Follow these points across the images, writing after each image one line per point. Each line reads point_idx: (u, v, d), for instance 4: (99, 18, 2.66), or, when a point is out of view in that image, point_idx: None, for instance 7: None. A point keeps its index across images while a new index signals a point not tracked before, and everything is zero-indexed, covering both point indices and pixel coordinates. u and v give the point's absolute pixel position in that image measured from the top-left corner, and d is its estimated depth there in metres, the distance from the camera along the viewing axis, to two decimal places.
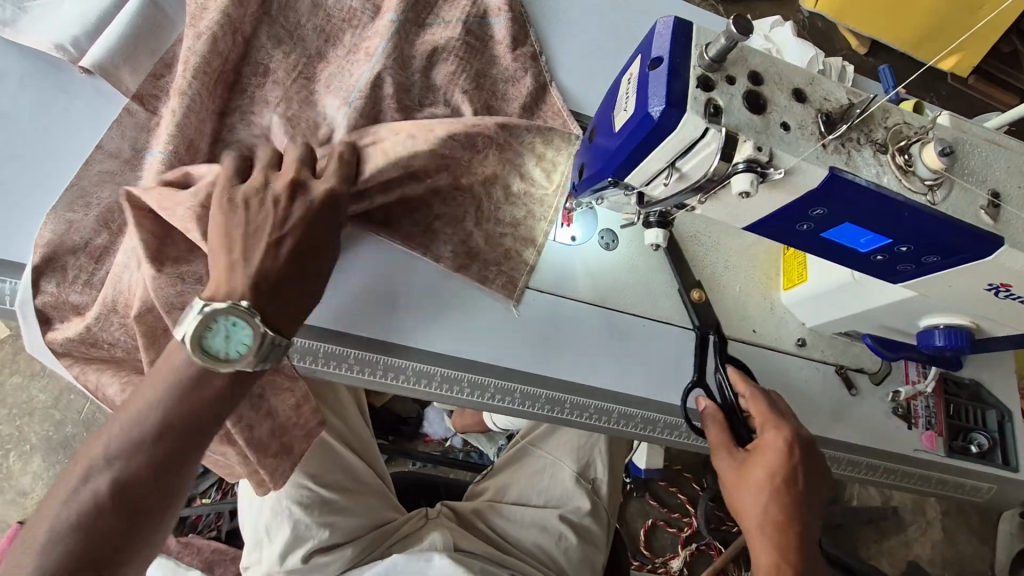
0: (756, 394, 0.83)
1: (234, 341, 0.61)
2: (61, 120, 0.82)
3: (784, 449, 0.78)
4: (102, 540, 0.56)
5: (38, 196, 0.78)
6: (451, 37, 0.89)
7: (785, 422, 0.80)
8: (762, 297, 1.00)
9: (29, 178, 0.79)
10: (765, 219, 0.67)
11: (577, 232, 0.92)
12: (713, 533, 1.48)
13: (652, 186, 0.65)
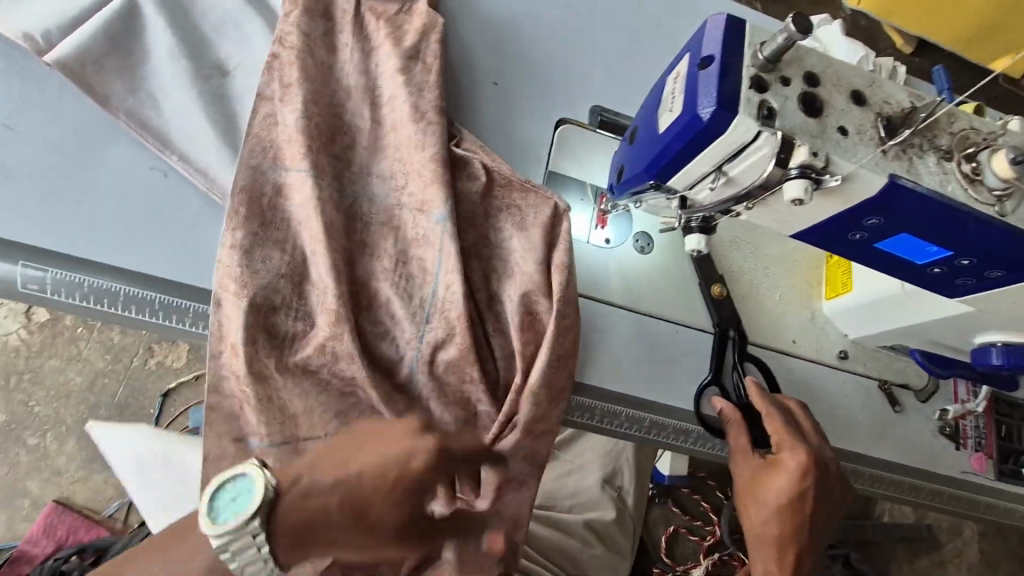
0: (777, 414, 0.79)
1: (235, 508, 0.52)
2: (31, 116, 0.73)
3: (799, 476, 0.76)
4: None
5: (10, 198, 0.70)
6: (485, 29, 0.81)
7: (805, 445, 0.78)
8: (803, 307, 0.96)
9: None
10: (815, 227, 0.64)
11: (611, 234, 0.90)
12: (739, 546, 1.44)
13: (696, 190, 0.62)
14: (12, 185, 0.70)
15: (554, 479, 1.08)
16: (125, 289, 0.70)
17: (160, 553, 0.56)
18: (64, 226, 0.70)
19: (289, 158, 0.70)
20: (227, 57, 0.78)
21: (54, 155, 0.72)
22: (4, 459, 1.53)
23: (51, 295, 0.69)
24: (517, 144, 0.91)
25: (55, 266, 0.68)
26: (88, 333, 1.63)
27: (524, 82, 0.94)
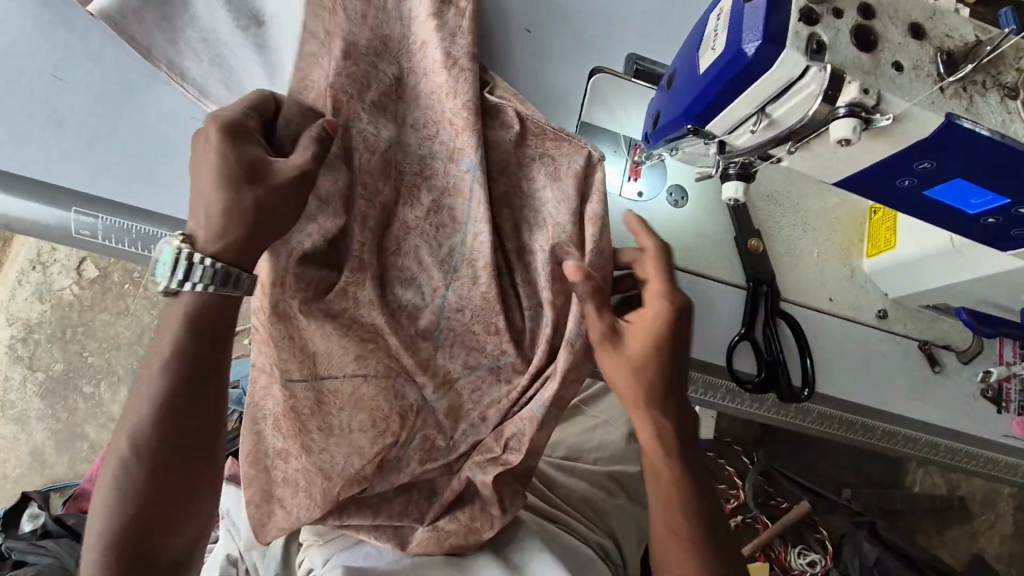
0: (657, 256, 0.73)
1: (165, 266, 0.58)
2: (71, 67, 0.75)
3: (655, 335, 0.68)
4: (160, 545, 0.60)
5: (56, 147, 0.72)
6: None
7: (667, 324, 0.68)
8: (842, 264, 0.93)
9: (42, 128, 0.72)
10: (861, 173, 0.61)
11: (644, 188, 0.89)
12: (761, 508, 1.46)
13: (736, 133, 0.60)
14: (60, 135, 0.72)
15: (581, 432, 1.08)
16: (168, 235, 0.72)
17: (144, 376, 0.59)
18: (110, 176, 0.72)
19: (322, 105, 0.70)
20: (265, 10, 0.75)
21: (98, 107, 0.74)
22: (63, 405, 1.64)
23: (102, 241, 0.73)
24: (551, 95, 0.89)
25: (103, 212, 0.71)
26: (135, 289, 1.71)
27: (559, 31, 0.91)
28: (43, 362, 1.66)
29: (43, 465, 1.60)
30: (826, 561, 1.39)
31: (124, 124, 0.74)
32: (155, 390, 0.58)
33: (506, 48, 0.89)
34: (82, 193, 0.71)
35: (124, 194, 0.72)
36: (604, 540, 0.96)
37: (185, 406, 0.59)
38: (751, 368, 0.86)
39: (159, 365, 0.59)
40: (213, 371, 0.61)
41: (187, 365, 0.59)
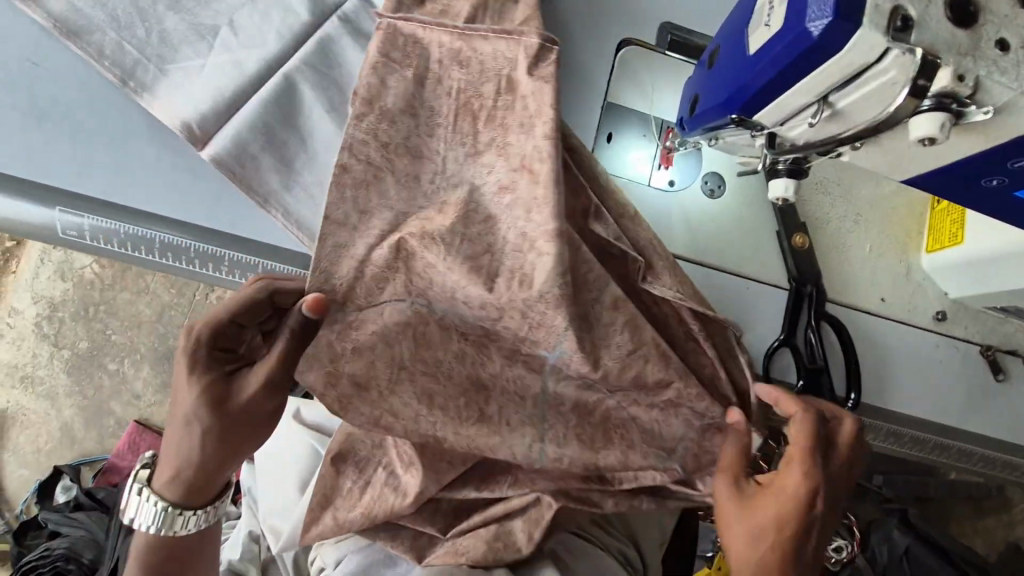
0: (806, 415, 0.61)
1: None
2: (47, 55, 0.69)
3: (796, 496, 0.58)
4: None
5: (38, 142, 0.67)
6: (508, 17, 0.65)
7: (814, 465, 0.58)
8: (898, 260, 0.84)
9: (22, 122, 0.67)
10: (939, 171, 0.52)
11: (676, 176, 0.80)
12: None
13: (790, 126, 0.51)
14: (42, 130, 0.67)
15: None
16: (160, 236, 0.68)
17: (192, 453, 0.58)
18: (95, 172, 0.67)
19: None
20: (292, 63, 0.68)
21: (80, 97, 0.68)
22: (90, 381, 1.66)
23: (91, 241, 0.68)
24: (575, 72, 0.79)
25: (88, 211, 0.67)
26: (153, 268, 1.69)
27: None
28: (68, 339, 1.68)
29: (73, 440, 1.64)
30: (852, 547, 1.28)
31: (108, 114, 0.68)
32: (203, 453, 0.58)
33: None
34: (67, 191, 0.66)
35: (113, 192, 0.67)
36: (625, 546, 0.88)
37: (191, 471, 0.59)
38: (790, 376, 0.78)
39: (213, 444, 0.58)
40: (241, 450, 0.60)
41: (238, 447, 0.60)
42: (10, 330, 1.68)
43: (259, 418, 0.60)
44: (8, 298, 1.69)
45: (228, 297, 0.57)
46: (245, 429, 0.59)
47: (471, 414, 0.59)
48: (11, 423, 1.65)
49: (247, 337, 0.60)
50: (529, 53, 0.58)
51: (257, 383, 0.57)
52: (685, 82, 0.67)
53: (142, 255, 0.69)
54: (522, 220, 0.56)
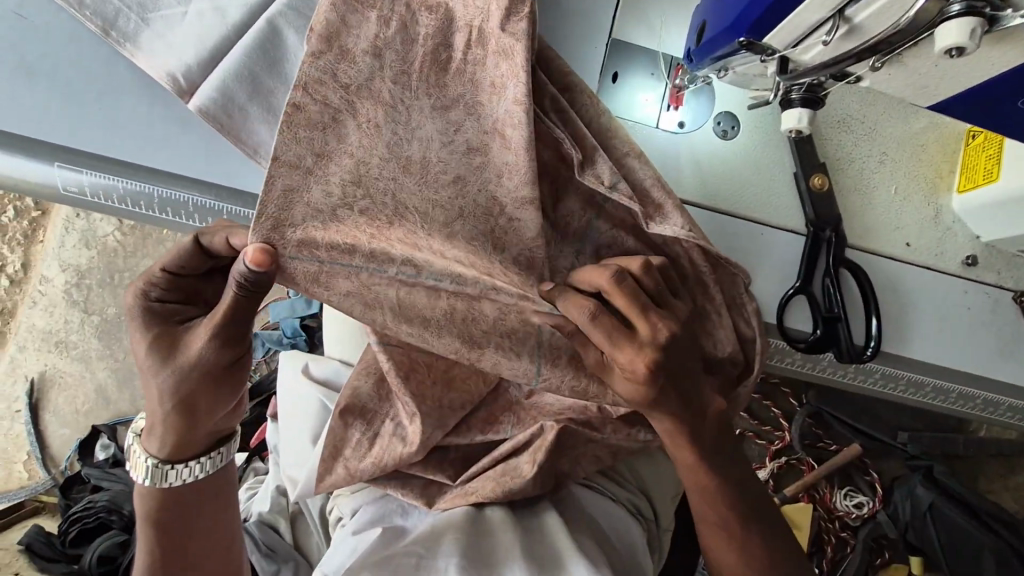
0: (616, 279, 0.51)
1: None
2: (33, 8, 0.68)
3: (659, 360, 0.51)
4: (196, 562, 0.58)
5: (29, 98, 0.66)
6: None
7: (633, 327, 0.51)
8: (925, 202, 0.79)
9: (11, 77, 0.66)
10: (969, 92, 0.48)
11: (686, 117, 0.75)
12: (808, 451, 1.38)
13: (805, 46, 0.48)
14: (33, 85, 0.66)
15: None
16: (157, 191, 0.68)
17: (159, 413, 0.53)
18: (88, 127, 0.67)
19: None
20: (276, 9, 0.66)
21: (68, 50, 0.67)
22: (120, 346, 1.72)
23: (93, 198, 0.69)
24: (577, 10, 0.75)
25: (85, 167, 0.67)
26: (172, 235, 1.72)
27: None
28: (97, 306, 1.73)
29: (107, 401, 1.71)
30: (874, 503, 1.28)
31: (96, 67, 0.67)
32: (165, 408, 0.52)
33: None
34: (62, 147, 0.66)
35: (107, 147, 0.67)
36: (637, 498, 0.88)
37: (166, 434, 0.54)
38: (805, 324, 0.75)
39: (174, 396, 0.51)
40: (206, 406, 0.53)
41: (198, 404, 0.52)
42: (41, 297, 1.74)
43: (210, 375, 0.51)
44: (38, 266, 1.74)
45: (169, 252, 0.52)
46: (205, 387, 0.51)
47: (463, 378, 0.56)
48: (49, 386, 1.72)
49: (197, 299, 0.55)
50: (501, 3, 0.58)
51: (201, 339, 0.49)
52: (696, 7, 0.62)
53: (142, 210, 0.69)
54: (494, 182, 0.54)
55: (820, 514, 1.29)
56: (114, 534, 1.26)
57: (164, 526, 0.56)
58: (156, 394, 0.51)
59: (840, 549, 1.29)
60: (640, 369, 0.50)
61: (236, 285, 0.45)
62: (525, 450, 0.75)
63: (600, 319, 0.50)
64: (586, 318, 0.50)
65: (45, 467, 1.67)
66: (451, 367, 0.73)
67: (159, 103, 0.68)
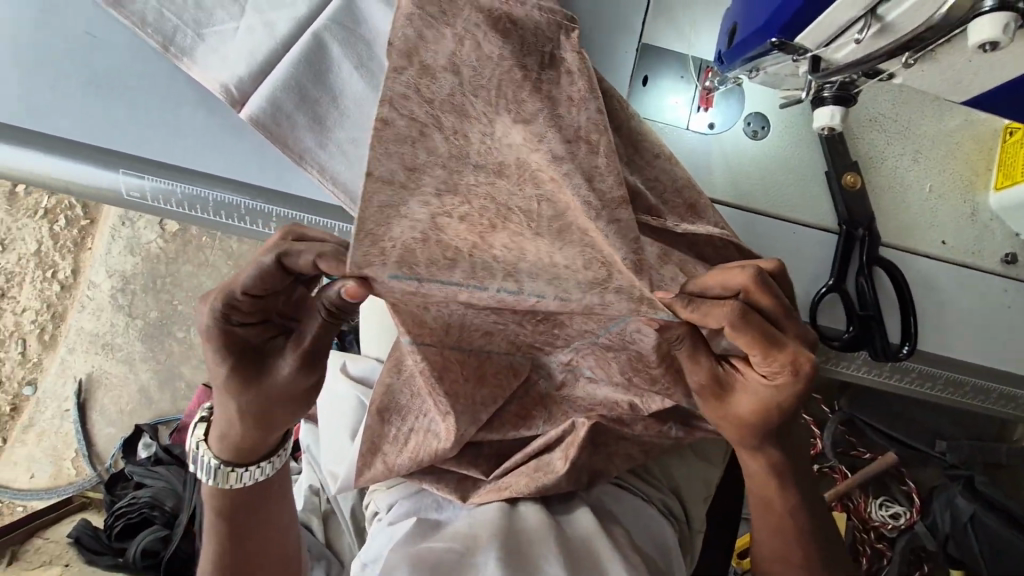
0: (762, 286, 0.50)
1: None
2: (102, 26, 0.73)
3: (803, 378, 0.53)
4: (252, 557, 0.62)
5: (98, 110, 0.71)
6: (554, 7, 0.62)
7: (784, 340, 0.51)
8: (961, 200, 0.78)
9: (81, 89, 0.71)
10: (1004, 86, 0.48)
11: (716, 119, 0.77)
12: (840, 459, 1.35)
13: (837, 44, 0.49)
14: (102, 97, 0.71)
15: None
16: (213, 195, 0.72)
17: (239, 432, 0.56)
18: (149, 135, 0.71)
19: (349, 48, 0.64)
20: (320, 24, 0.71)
21: (133, 65, 0.72)
22: (162, 348, 1.80)
23: (152, 202, 0.73)
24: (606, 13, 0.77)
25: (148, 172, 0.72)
26: (211, 242, 1.80)
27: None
28: (141, 310, 1.81)
29: (150, 402, 1.78)
30: (912, 513, 1.25)
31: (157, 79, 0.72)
32: (244, 426, 0.56)
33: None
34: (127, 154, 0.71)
35: (167, 154, 0.71)
36: (668, 498, 0.89)
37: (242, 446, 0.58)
38: (838, 322, 0.76)
39: (258, 410, 0.54)
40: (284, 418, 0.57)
41: (281, 420, 0.56)
42: (90, 301, 1.82)
43: (292, 392, 0.55)
44: (87, 272, 1.83)
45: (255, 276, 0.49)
46: (284, 407, 0.55)
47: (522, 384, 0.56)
48: (96, 386, 1.80)
49: (272, 314, 0.54)
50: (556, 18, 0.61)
51: (287, 363, 0.53)
52: (727, 11, 0.64)
53: (198, 213, 0.74)
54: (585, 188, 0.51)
55: (855, 523, 1.27)
56: (157, 529, 1.31)
57: (237, 526, 0.60)
58: (236, 413, 0.54)
59: (875, 560, 1.26)
60: (802, 366, 0.52)
61: (325, 311, 0.50)
62: (556, 446, 0.77)
63: (751, 322, 0.49)
64: (733, 324, 0.49)
65: (92, 465, 1.75)
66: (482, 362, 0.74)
67: (214, 113, 0.73)
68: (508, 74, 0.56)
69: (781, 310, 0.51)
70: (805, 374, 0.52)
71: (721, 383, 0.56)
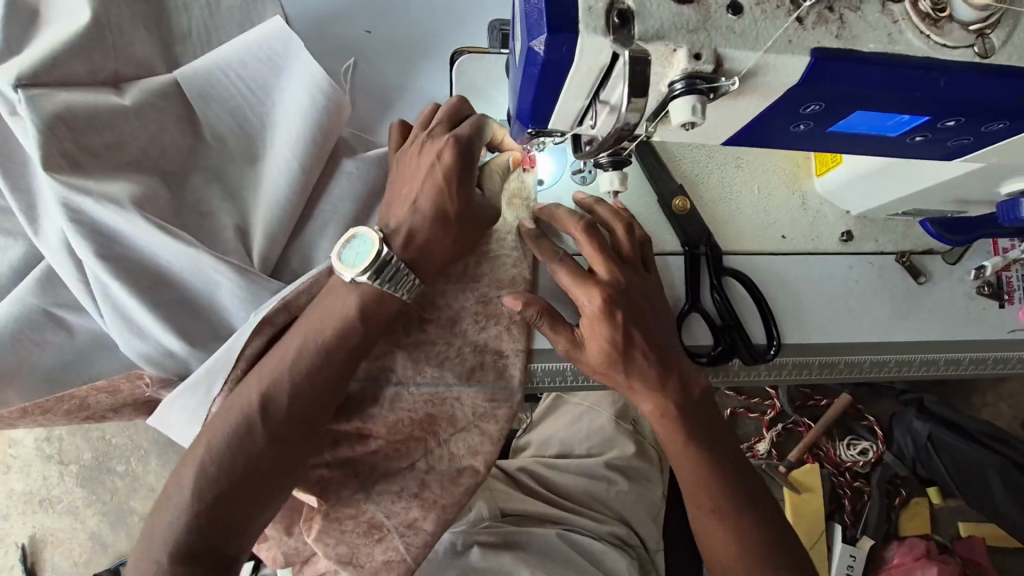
0: (577, 281, 0.66)
1: (362, 257, 0.65)
2: None
3: (614, 316, 0.64)
4: (217, 551, 0.65)
5: None
6: (398, 141, 0.75)
7: (614, 352, 0.65)
8: (789, 191, 0.82)
9: None
10: (747, 128, 0.50)
11: (546, 173, 0.81)
12: (800, 411, 1.62)
13: (583, 127, 0.50)
14: None
15: (565, 425, 1.13)
16: (82, 379, 0.75)
17: (217, 410, 0.68)
18: (26, 339, 0.72)
19: (141, 262, 0.70)
20: (82, 253, 0.67)
21: None
22: (104, 487, 1.69)
23: (16, 400, 0.74)
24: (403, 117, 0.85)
25: (45, 366, 0.74)
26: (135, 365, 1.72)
27: (398, 46, 0.87)
28: (73, 454, 1.70)
29: (104, 546, 1.67)
30: (878, 446, 1.53)
31: (96, 291, 0.69)
32: (283, 405, 0.67)
33: (270, 106, 0.76)
34: (20, 358, 0.72)
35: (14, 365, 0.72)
36: (615, 527, 0.99)
37: (353, 421, 0.77)
38: (705, 339, 0.78)
39: (266, 370, 0.67)
40: (213, 478, 0.65)
41: (265, 378, 0.67)
42: (15, 460, 1.70)
43: (443, 245, 0.70)
44: (4, 431, 1.72)
45: (393, 174, 0.72)
46: (240, 445, 0.65)
47: (425, 434, 0.80)
48: (42, 545, 1.67)
49: None
50: (397, 139, 0.75)
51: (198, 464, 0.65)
52: (490, 126, 0.70)
53: (92, 392, 0.74)
54: (476, 328, 0.79)
55: (830, 470, 1.54)
56: None
57: (215, 463, 0.65)
58: (246, 413, 0.66)
59: (858, 498, 1.52)
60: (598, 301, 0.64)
61: None
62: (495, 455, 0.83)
63: (566, 263, 0.68)
64: (559, 266, 0.68)
65: None
66: (445, 419, 0.81)
67: (164, 367, 0.73)
68: (409, 162, 0.70)
69: (545, 307, 0.68)
70: (615, 316, 0.64)
71: (557, 320, 0.68)
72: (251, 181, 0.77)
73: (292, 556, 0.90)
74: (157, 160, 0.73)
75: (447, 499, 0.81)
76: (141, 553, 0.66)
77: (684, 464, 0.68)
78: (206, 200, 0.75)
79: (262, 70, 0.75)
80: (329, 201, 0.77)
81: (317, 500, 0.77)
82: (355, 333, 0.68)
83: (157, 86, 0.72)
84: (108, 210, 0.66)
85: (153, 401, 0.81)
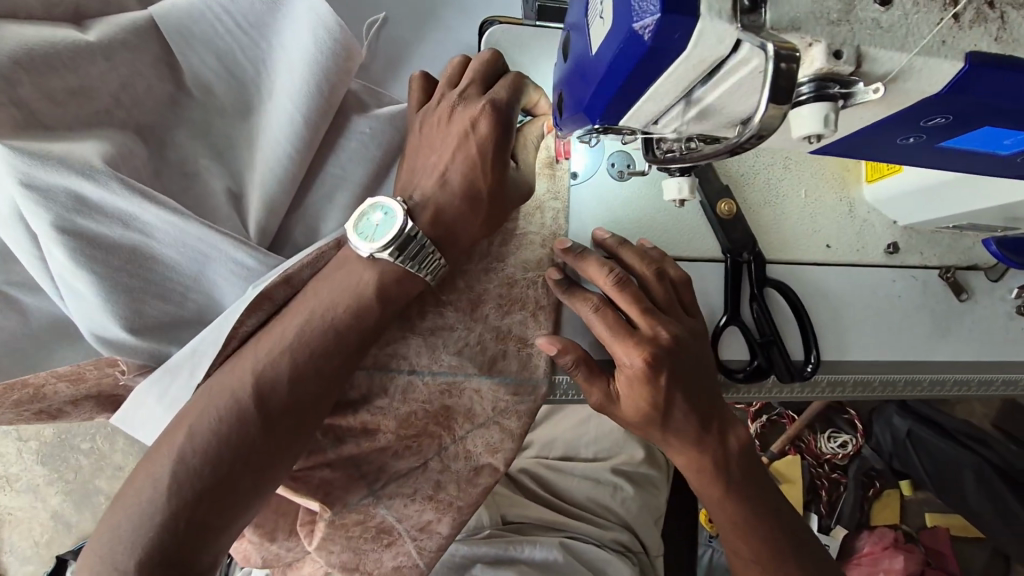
0: (619, 338, 0.61)
1: (384, 227, 0.58)
2: None
3: (657, 372, 0.60)
4: (193, 554, 0.54)
5: None
6: (419, 102, 0.66)
7: (653, 407, 0.61)
8: (836, 198, 0.77)
9: None
10: (849, 136, 0.43)
11: (579, 167, 0.74)
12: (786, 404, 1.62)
13: (662, 127, 0.42)
14: None
15: (573, 426, 1.07)
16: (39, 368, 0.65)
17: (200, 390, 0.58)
18: None
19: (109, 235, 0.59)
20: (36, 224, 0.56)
21: None
22: (66, 466, 1.57)
23: None
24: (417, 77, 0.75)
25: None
26: None
27: None
28: (32, 430, 1.55)
29: (68, 526, 1.58)
30: (857, 439, 1.54)
31: (57, 271, 0.59)
32: (283, 387, 0.58)
33: (266, 52, 0.66)
34: None
35: None
36: (620, 534, 0.96)
37: (359, 416, 0.68)
38: (742, 354, 0.72)
39: (263, 349, 0.59)
40: (196, 467, 0.55)
41: (264, 359, 0.58)
42: None
43: (471, 227, 0.63)
44: None
45: (415, 137, 0.63)
46: (230, 431, 0.56)
47: (441, 428, 0.72)
48: None
49: None
50: (417, 98, 0.66)
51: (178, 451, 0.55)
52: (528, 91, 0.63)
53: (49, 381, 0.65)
54: (499, 314, 0.71)
55: (810, 461, 1.53)
56: None
57: (197, 451, 0.55)
58: (239, 396, 0.57)
59: (834, 488, 1.52)
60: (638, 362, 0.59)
61: None
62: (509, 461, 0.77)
63: (602, 311, 0.62)
64: (591, 311, 0.62)
65: None
66: (461, 416, 0.73)
67: (138, 353, 0.63)
68: (435, 129, 0.62)
69: (579, 356, 0.63)
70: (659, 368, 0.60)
71: (588, 368, 0.63)
72: (247, 142, 0.67)
73: (272, 562, 0.82)
74: (130, 112, 0.62)
75: (465, 499, 0.76)
76: (97, 558, 0.54)
77: (711, 502, 0.67)
78: (192, 159, 0.65)
79: (256, 4, 0.64)
80: (338, 166, 0.68)
81: (321, 507, 0.69)
82: (370, 316, 0.61)
83: (128, 22, 0.61)
84: (70, 177, 0.55)
85: (120, 395, 0.70)
